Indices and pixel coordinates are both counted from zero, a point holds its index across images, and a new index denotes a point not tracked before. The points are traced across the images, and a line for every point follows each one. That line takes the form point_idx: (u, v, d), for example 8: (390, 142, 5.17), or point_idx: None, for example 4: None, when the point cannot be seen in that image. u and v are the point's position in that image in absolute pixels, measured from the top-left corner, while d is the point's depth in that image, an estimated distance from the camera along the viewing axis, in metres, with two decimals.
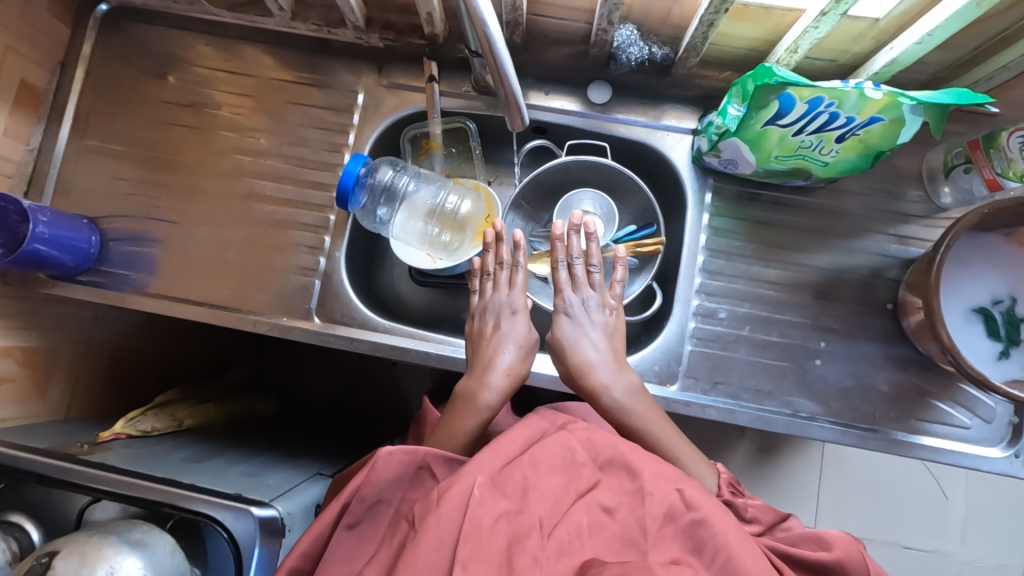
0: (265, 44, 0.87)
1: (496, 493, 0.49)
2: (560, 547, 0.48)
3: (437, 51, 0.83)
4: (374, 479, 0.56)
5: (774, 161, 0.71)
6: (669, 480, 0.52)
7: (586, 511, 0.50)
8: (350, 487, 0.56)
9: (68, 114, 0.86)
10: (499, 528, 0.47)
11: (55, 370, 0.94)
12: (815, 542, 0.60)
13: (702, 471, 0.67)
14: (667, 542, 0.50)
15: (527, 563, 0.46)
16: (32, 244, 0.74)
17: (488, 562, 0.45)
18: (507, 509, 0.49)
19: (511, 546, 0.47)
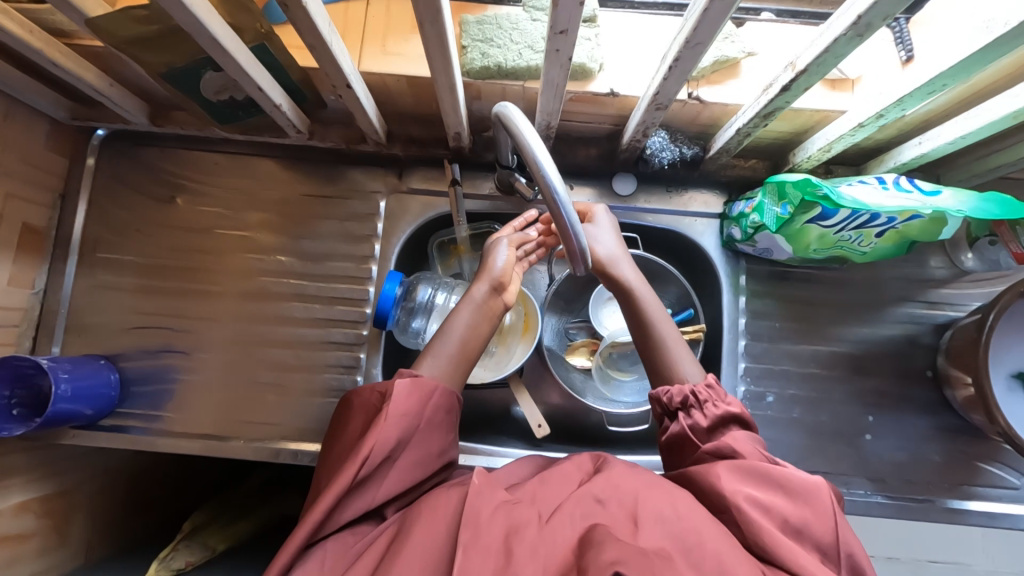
0: (278, 159, 0.84)
1: (495, 486, 0.51)
2: (553, 536, 0.47)
3: (461, 157, 0.83)
4: (386, 438, 0.53)
5: (813, 252, 0.72)
6: (663, 489, 0.50)
7: (578, 502, 0.50)
8: (367, 445, 0.52)
9: (73, 248, 0.81)
10: (497, 518, 0.47)
11: (74, 512, 0.88)
12: (782, 484, 0.50)
13: (691, 367, 0.65)
14: (657, 528, 0.46)
15: (524, 550, 0.45)
16: (57, 405, 0.70)
17: (487, 550, 0.44)
18: (505, 501, 0.49)
19: (509, 537, 0.46)
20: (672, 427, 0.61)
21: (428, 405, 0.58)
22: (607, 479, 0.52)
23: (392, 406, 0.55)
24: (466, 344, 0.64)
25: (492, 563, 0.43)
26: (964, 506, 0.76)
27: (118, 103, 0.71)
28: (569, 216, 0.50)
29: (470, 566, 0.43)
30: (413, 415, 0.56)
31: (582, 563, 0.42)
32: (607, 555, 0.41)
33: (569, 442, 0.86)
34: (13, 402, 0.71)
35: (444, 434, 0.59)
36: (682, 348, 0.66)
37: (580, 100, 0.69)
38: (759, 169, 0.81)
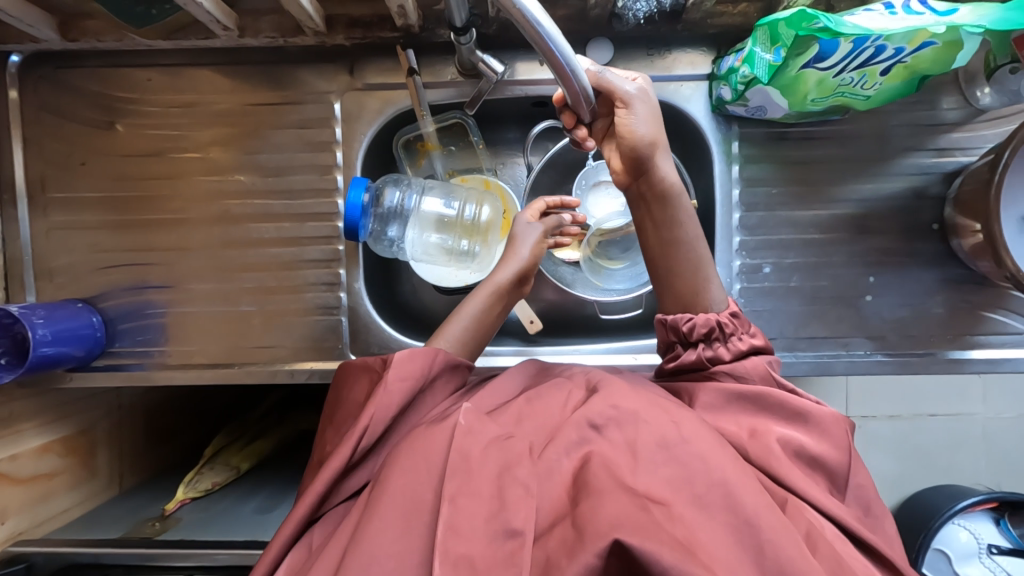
0: (216, 65, 0.76)
1: (486, 420, 0.47)
2: (548, 472, 0.44)
3: (414, 40, 0.73)
4: (392, 404, 0.52)
5: (810, 104, 0.65)
6: (663, 412, 0.47)
7: (575, 429, 0.46)
8: (367, 414, 0.50)
9: (21, 190, 0.77)
10: (490, 457, 0.44)
11: (96, 449, 0.92)
12: (810, 425, 0.50)
13: (718, 292, 0.60)
14: (659, 461, 0.43)
15: (517, 492, 0.42)
16: (38, 350, 0.69)
17: (479, 495, 0.42)
18: (496, 437, 0.46)
19: (502, 477, 0.43)
20: (688, 354, 0.58)
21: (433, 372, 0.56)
22: (604, 400, 0.48)
23: (395, 370, 0.53)
24: (479, 325, 0.66)
25: (484, 508, 0.41)
26: (965, 355, 0.74)
27: (16, 16, 0.63)
28: (562, 53, 0.46)
29: (461, 514, 0.40)
30: (417, 378, 0.54)
31: (577, 515, 0.40)
32: (605, 515, 0.38)
33: (565, 335, 0.85)
34: None
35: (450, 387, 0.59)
36: (710, 270, 0.61)
37: None
38: (749, 15, 0.70)
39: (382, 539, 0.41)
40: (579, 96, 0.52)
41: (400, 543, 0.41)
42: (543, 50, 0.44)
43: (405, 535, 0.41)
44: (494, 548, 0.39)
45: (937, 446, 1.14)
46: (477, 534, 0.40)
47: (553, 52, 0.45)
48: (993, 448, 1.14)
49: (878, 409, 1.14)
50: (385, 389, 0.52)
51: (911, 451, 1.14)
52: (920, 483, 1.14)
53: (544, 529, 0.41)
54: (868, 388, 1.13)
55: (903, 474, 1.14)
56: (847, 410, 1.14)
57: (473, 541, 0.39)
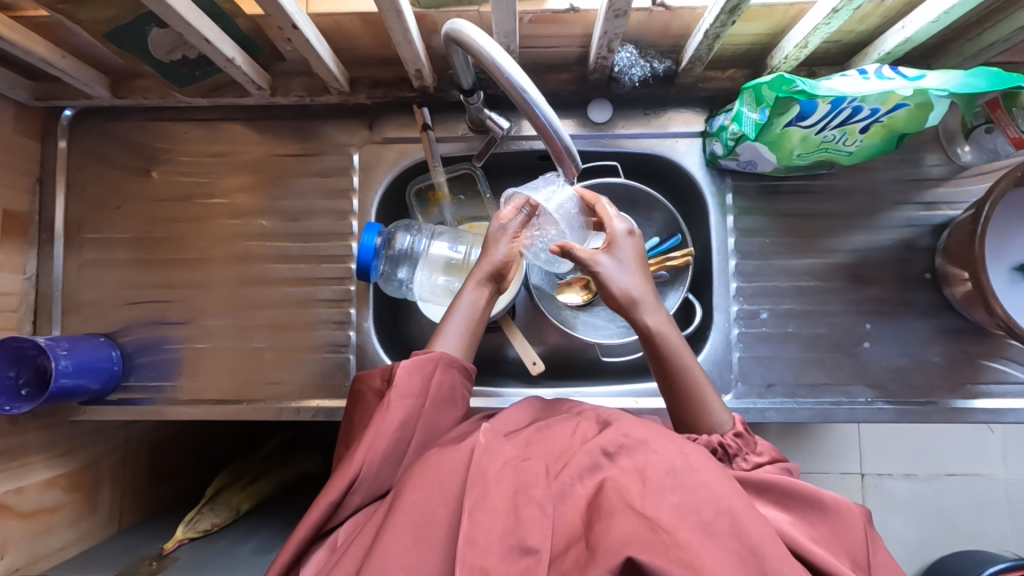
0: (247, 120, 0.84)
1: (504, 441, 0.48)
2: (561, 495, 0.45)
3: (429, 99, 0.80)
4: (392, 420, 0.53)
5: (797, 158, 0.69)
6: (674, 441, 0.46)
7: (586, 454, 0.47)
8: (371, 431, 0.52)
9: (58, 230, 0.83)
10: (505, 475, 0.45)
11: (99, 486, 0.92)
12: (828, 514, 0.47)
13: (719, 411, 0.59)
14: (668, 480, 0.43)
15: (532, 510, 0.43)
16: (59, 380, 0.72)
17: (495, 511, 0.42)
18: (513, 456, 0.47)
19: (517, 496, 0.44)
20: None
21: (434, 388, 0.57)
22: (616, 428, 0.48)
23: (394, 388, 0.54)
24: (473, 322, 0.67)
25: (500, 524, 0.42)
26: (969, 405, 0.74)
27: (74, 75, 0.70)
28: (544, 114, 0.49)
29: (478, 528, 0.42)
30: (417, 394, 0.55)
31: (590, 536, 0.41)
32: (615, 533, 0.39)
33: (569, 378, 0.87)
34: (20, 382, 0.75)
35: (454, 404, 0.59)
36: (708, 389, 0.61)
37: (541, 21, 0.66)
38: (737, 79, 0.77)
39: (394, 551, 0.42)
40: (565, 158, 0.54)
41: (412, 556, 0.42)
42: (523, 107, 0.48)
43: (420, 548, 0.43)
44: (508, 564, 0.40)
45: (957, 507, 1.10)
46: (493, 550, 0.41)
47: (533, 111, 0.49)
48: (1019, 510, 1.10)
49: (894, 467, 1.11)
50: (385, 412, 0.53)
51: (931, 512, 1.10)
52: (943, 549, 1.09)
53: (558, 552, 0.42)
54: (881, 444, 1.11)
55: (923, 536, 1.10)
56: (861, 469, 1.11)
57: (489, 553, 0.41)
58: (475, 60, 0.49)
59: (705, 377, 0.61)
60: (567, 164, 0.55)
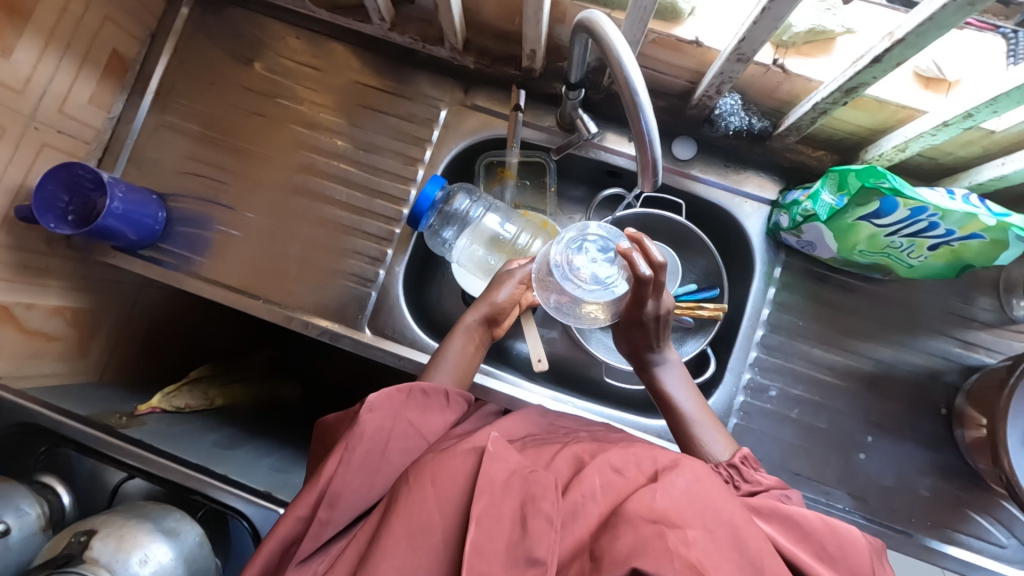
0: (355, 47, 0.87)
1: (511, 448, 0.49)
2: (573, 512, 0.45)
3: (530, 82, 0.83)
4: (364, 433, 0.54)
5: (857, 253, 0.70)
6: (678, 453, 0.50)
7: (598, 471, 0.49)
8: (345, 445, 0.54)
9: (152, 85, 0.87)
10: (512, 486, 0.46)
11: (97, 331, 0.95)
12: (837, 543, 0.46)
13: (719, 443, 0.64)
14: (678, 485, 0.45)
15: (540, 522, 0.44)
16: (106, 220, 0.75)
17: (500, 518, 0.44)
18: (520, 465, 0.48)
19: (524, 508, 0.45)
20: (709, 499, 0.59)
21: (412, 407, 0.60)
22: (625, 453, 0.51)
23: (364, 404, 0.55)
24: (459, 368, 0.72)
25: (507, 532, 0.44)
26: (942, 548, 0.73)
27: None
28: (647, 124, 0.51)
29: (484, 535, 0.43)
30: (392, 409, 0.57)
31: (595, 548, 0.42)
32: (623, 545, 0.40)
33: (565, 386, 0.88)
34: (69, 209, 0.78)
35: (434, 412, 0.62)
36: (707, 426, 0.66)
37: (662, 44, 0.68)
38: (823, 161, 0.78)
39: (393, 552, 0.44)
40: (649, 172, 0.55)
41: (408, 559, 0.44)
42: (630, 112, 0.50)
43: (418, 551, 0.44)
44: (514, 571, 0.42)
45: None
46: (498, 559, 0.42)
47: (638, 119, 0.50)
48: None
49: None
50: (352, 432, 0.54)
51: None
52: None
53: (564, 562, 0.43)
54: None
55: None
56: None
57: (493, 562, 0.42)
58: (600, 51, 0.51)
59: (705, 416, 0.67)
60: (648, 174, 0.55)
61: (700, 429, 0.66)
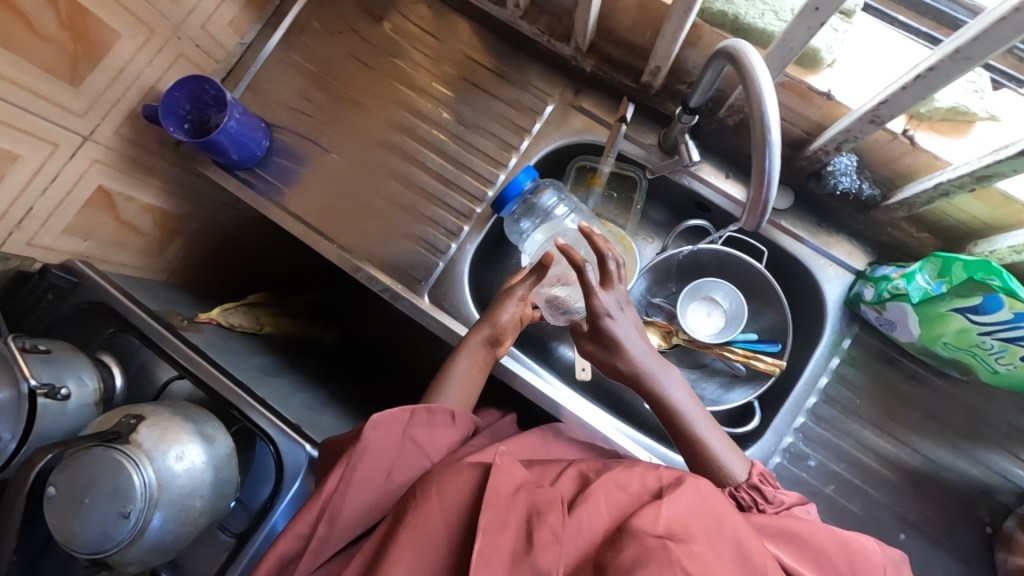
0: (481, 28, 0.90)
1: (516, 464, 0.55)
2: (579, 527, 0.51)
3: (642, 97, 0.83)
4: (366, 451, 0.64)
5: (940, 345, 0.68)
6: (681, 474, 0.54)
7: (605, 487, 0.54)
8: (349, 460, 0.63)
9: (286, 22, 0.91)
10: (517, 499, 0.52)
11: (177, 235, 1.01)
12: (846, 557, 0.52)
13: (736, 463, 0.65)
14: (681, 502, 0.50)
15: (546, 537, 0.49)
16: (218, 135, 0.80)
17: (507, 528, 0.50)
18: (524, 481, 0.54)
19: (529, 519, 0.51)
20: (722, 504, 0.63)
21: (414, 426, 0.70)
22: (628, 472, 0.55)
23: (366, 423, 0.65)
24: (465, 390, 0.77)
25: (510, 545, 0.49)
26: None
27: None
28: (771, 163, 0.50)
29: (488, 544, 0.49)
30: (393, 429, 0.67)
31: (600, 562, 0.48)
32: (625, 557, 0.46)
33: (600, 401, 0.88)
34: (187, 118, 0.83)
35: (439, 435, 0.72)
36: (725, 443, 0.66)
37: (792, 90, 0.66)
38: (925, 244, 0.75)
39: (404, 555, 0.51)
40: (756, 211, 0.54)
41: (417, 561, 0.51)
42: (757, 149, 0.50)
43: (426, 553, 0.51)
44: None
45: None
46: (504, 562, 0.48)
47: (763, 157, 0.50)
48: None
49: None
50: (355, 450, 0.63)
51: None
52: None
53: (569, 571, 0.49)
54: None
55: None
56: None
57: (498, 568, 0.48)
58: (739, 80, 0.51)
59: (718, 434, 0.67)
60: (756, 215, 0.55)
61: (714, 447, 0.65)
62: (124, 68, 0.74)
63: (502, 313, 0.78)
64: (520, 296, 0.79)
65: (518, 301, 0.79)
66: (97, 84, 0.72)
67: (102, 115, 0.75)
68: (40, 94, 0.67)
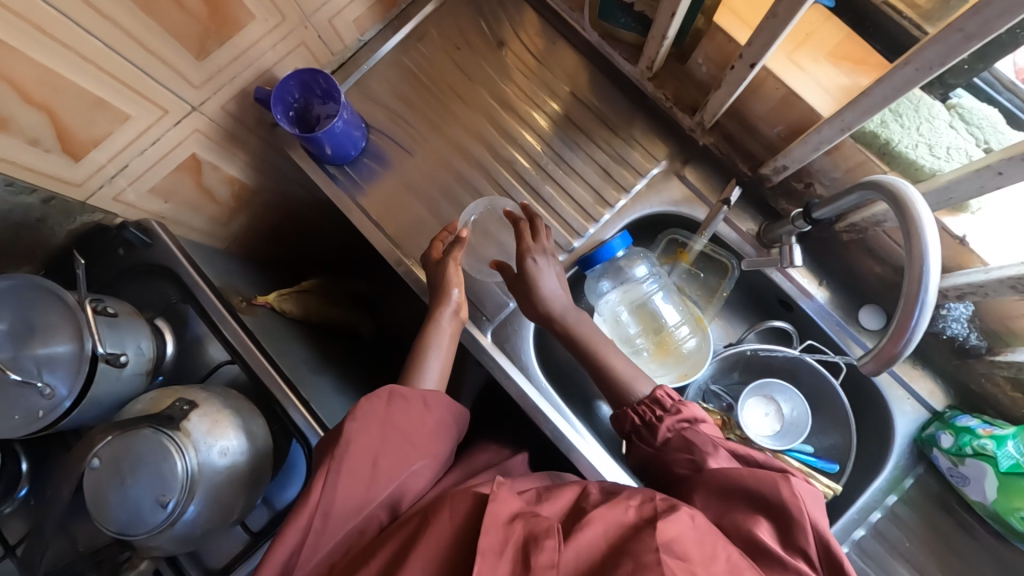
0: (600, 76, 0.88)
1: (513, 495, 0.54)
2: (577, 548, 0.50)
3: (752, 185, 0.80)
4: (354, 449, 0.61)
5: (1015, 517, 0.66)
6: (671, 504, 0.53)
7: (605, 521, 0.52)
8: (335, 459, 0.60)
9: (407, 27, 0.90)
10: (513, 528, 0.50)
11: (248, 208, 1.00)
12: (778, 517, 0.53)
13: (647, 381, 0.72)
14: (676, 530, 0.50)
15: (544, 562, 0.47)
16: (322, 133, 0.79)
17: (501, 556, 0.48)
18: (519, 509, 0.52)
19: (525, 540, 0.49)
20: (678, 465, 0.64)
21: (395, 412, 0.66)
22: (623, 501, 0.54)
23: (350, 417, 0.62)
24: (444, 368, 0.76)
25: (508, 568, 0.47)
26: None
27: None
28: (919, 320, 0.46)
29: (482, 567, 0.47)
30: (376, 422, 0.64)
31: None
32: None
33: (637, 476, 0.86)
34: (293, 106, 0.82)
35: (428, 432, 0.68)
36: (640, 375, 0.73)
37: None
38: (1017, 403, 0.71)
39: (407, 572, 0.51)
40: (881, 362, 0.50)
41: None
42: (907, 300, 0.47)
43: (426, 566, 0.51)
44: None
45: None
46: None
47: (911, 310, 0.47)
48: None
49: None
50: (341, 454, 0.60)
51: None
52: None
53: None
54: None
55: None
56: None
57: None
58: (898, 225, 0.48)
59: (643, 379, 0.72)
60: (882, 362, 0.50)
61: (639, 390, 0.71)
62: (247, 49, 0.73)
63: (452, 292, 0.77)
64: (454, 259, 0.78)
65: (456, 261, 0.78)
66: (219, 60, 0.72)
67: (215, 89, 0.75)
68: (167, 63, 0.66)
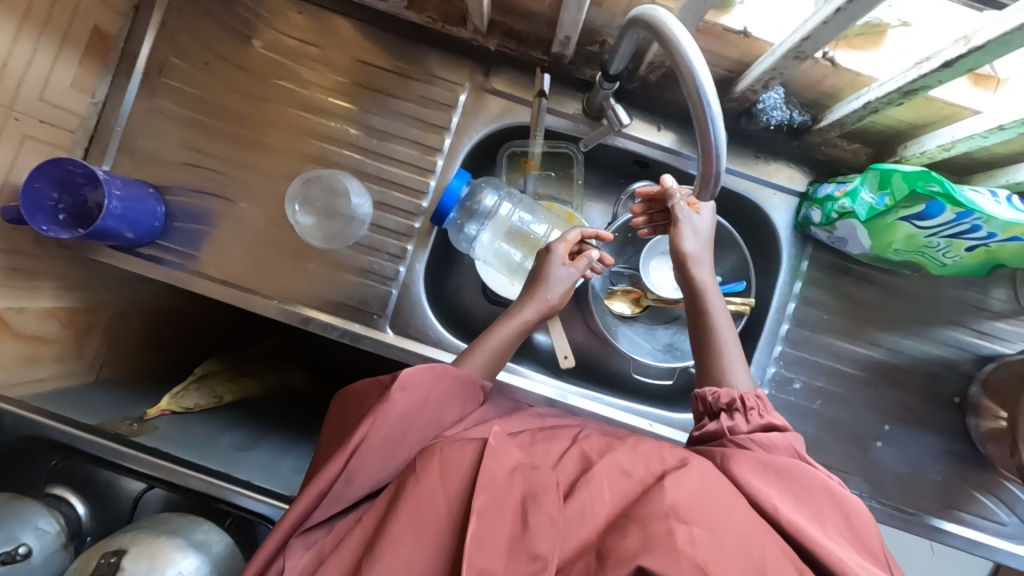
0: (365, 24, 0.81)
1: (511, 447, 0.51)
2: (581, 514, 0.47)
3: (559, 68, 0.78)
4: (395, 412, 0.54)
5: (891, 250, 0.71)
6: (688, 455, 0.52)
7: (608, 472, 0.51)
8: (362, 431, 0.52)
9: (139, 65, 0.79)
10: (512, 481, 0.48)
11: (94, 328, 0.90)
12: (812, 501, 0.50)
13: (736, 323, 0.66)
14: (683, 484, 0.47)
15: (541, 521, 0.45)
16: (105, 221, 0.70)
17: (502, 517, 0.46)
18: (521, 464, 0.50)
19: (526, 499, 0.47)
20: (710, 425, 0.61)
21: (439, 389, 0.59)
22: (623, 456, 0.53)
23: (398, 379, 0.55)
24: (498, 355, 0.69)
25: (508, 529, 0.45)
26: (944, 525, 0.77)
27: None
28: (716, 135, 0.49)
29: (484, 530, 0.44)
30: (422, 390, 0.56)
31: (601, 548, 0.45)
32: (628, 543, 0.43)
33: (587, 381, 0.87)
34: (59, 208, 0.71)
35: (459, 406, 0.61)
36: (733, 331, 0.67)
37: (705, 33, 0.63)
38: (859, 155, 0.76)
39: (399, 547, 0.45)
40: (708, 183, 0.53)
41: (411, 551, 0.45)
42: (699, 122, 0.48)
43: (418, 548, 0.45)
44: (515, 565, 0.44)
45: None
46: (501, 555, 0.44)
47: (706, 128, 0.48)
48: None
49: None
50: (383, 409, 0.53)
51: None
52: None
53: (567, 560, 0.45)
54: None
55: None
56: None
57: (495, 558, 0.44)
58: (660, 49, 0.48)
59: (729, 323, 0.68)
60: (709, 185, 0.53)
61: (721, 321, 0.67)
62: None
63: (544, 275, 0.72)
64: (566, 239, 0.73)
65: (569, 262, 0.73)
66: None
67: None
68: None
